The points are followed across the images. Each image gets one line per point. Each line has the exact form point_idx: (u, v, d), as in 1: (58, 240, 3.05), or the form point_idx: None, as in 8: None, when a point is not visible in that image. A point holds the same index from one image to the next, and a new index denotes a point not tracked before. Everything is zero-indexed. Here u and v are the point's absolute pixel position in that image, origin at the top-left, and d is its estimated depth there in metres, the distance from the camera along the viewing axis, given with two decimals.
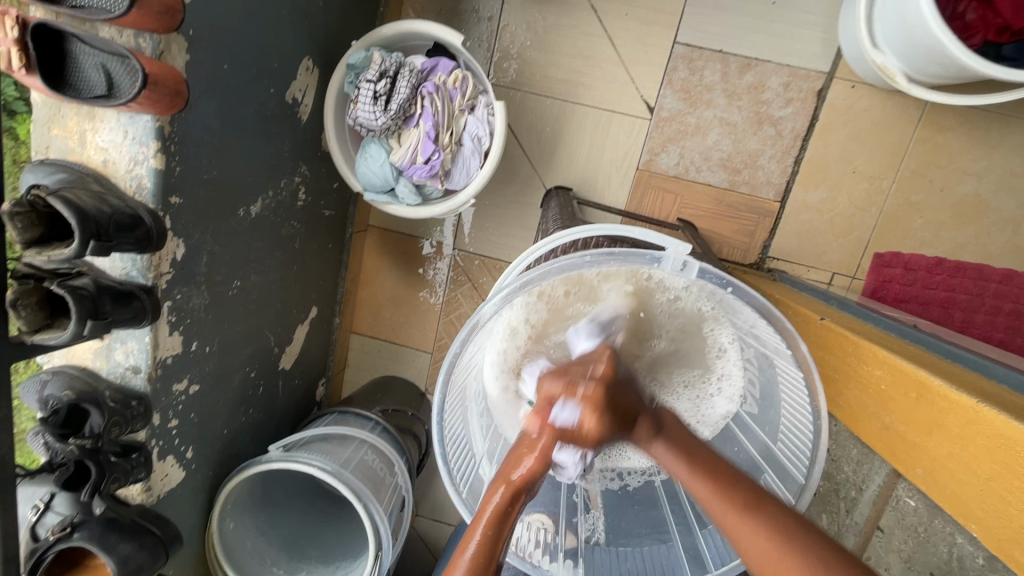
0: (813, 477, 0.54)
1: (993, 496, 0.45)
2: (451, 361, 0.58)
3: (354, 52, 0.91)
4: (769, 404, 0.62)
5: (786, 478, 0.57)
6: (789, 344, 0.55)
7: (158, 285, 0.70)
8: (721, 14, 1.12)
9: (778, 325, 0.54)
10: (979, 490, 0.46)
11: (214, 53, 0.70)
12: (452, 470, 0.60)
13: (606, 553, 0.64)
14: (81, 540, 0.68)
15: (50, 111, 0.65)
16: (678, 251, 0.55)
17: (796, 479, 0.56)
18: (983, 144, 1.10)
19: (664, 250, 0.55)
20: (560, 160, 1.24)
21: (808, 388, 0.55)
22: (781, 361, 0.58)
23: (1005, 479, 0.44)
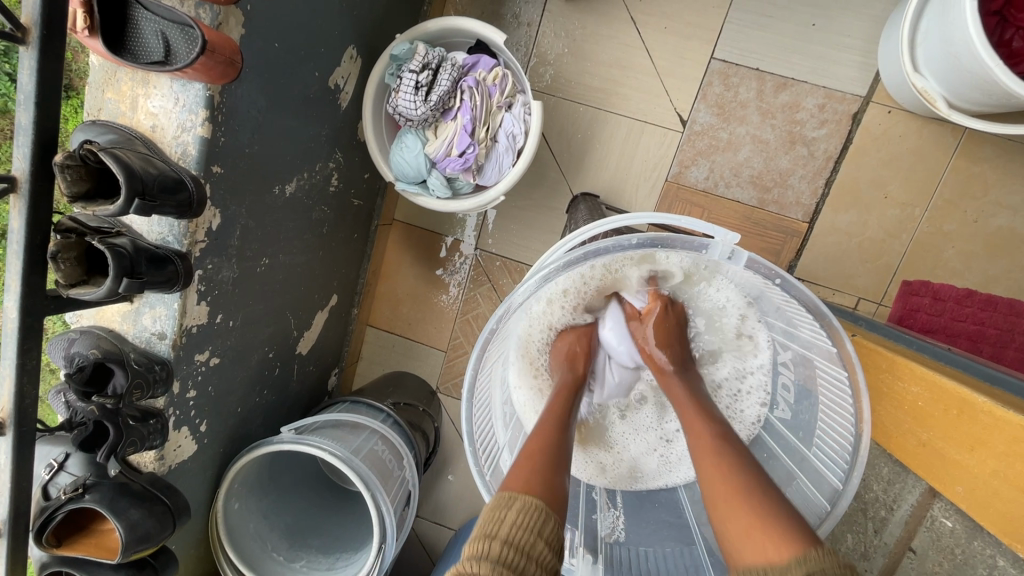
0: (852, 484, 0.61)
1: None
2: (486, 336, 0.65)
3: (399, 43, 0.92)
4: (804, 412, 0.71)
5: (820, 482, 0.66)
6: (836, 341, 0.61)
7: (191, 252, 0.70)
8: (760, 32, 1.13)
9: (823, 320, 0.61)
10: None
11: (268, 31, 0.72)
12: (477, 448, 0.69)
13: (626, 550, 0.72)
14: (91, 502, 0.68)
15: (106, 74, 0.66)
16: (727, 240, 0.60)
17: (832, 484, 0.64)
18: (1020, 178, 1.09)
19: (712, 239, 0.60)
20: (589, 167, 1.24)
21: (853, 389, 0.61)
22: (822, 365, 0.67)
23: None
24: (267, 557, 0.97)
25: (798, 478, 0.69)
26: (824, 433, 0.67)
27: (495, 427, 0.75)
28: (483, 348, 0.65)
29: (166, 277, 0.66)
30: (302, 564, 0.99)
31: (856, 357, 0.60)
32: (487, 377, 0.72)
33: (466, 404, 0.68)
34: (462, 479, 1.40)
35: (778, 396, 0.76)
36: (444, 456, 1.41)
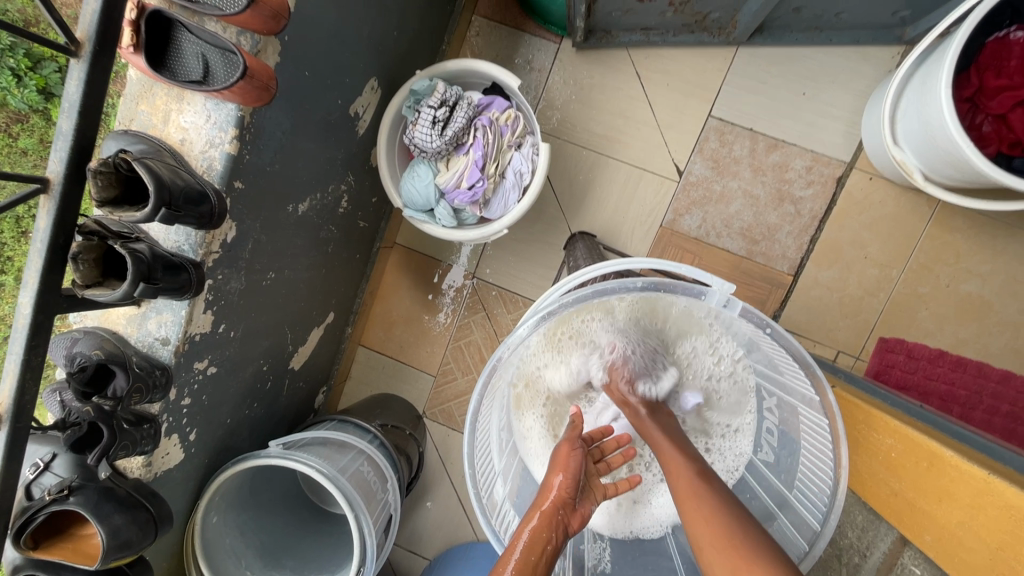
0: (830, 526, 0.63)
1: (1002, 565, 0.50)
2: (492, 366, 0.67)
3: (419, 79, 0.97)
4: (788, 455, 0.74)
5: (800, 523, 0.69)
6: (819, 391, 0.65)
7: (205, 262, 0.72)
8: (754, 96, 1.21)
9: (809, 369, 0.65)
10: (987, 558, 0.51)
11: (301, 61, 0.76)
12: (476, 475, 0.71)
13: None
14: (75, 505, 0.67)
15: (143, 88, 0.70)
16: (724, 289, 0.64)
17: (812, 526, 0.67)
18: (989, 249, 1.16)
19: (710, 287, 0.64)
20: (588, 207, 1.30)
21: (834, 435, 0.64)
22: (806, 411, 0.70)
23: (1014, 549, 0.49)
24: None
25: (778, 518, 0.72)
26: (807, 477, 0.70)
27: (492, 453, 0.76)
28: (486, 384, 0.66)
29: (180, 285, 0.67)
30: None
31: (837, 405, 0.64)
32: (490, 404, 0.74)
33: (468, 432, 0.69)
34: (441, 506, 1.39)
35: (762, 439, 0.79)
36: (425, 482, 1.40)
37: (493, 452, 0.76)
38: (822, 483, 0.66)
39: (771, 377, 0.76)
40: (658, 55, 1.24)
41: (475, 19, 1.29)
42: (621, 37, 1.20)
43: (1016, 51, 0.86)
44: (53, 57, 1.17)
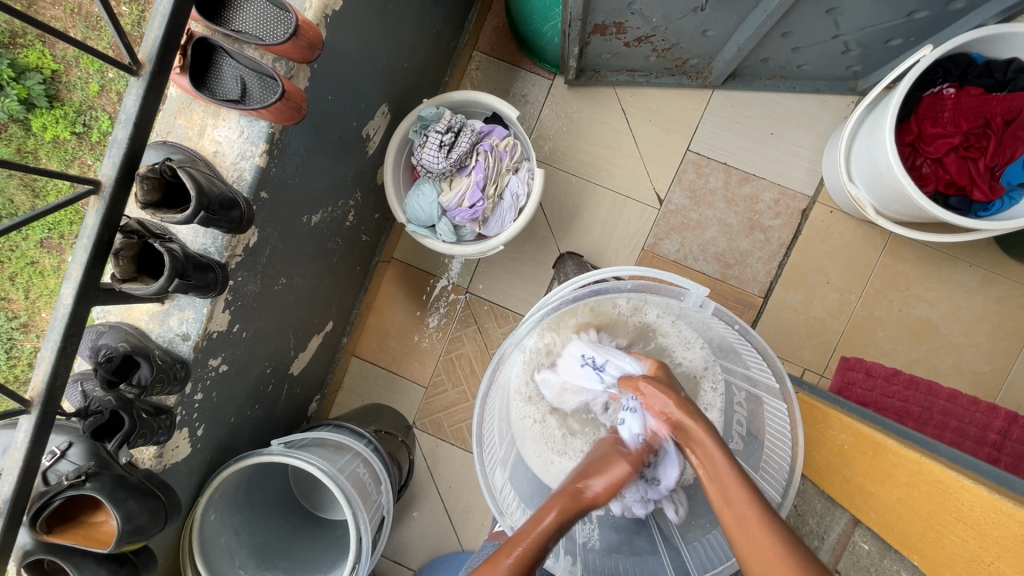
0: (788, 498, 0.74)
1: (931, 530, 0.58)
2: (498, 357, 0.79)
3: (427, 107, 1.06)
4: (753, 440, 0.85)
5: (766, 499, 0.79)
6: (778, 380, 0.76)
7: (229, 263, 0.78)
8: (728, 134, 1.34)
9: (770, 361, 0.76)
10: (919, 526, 0.59)
11: (325, 86, 0.85)
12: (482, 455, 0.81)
13: (598, 556, 0.86)
14: (93, 491, 0.70)
15: (182, 104, 0.77)
16: (699, 293, 0.75)
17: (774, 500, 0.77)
18: (935, 278, 1.29)
19: (688, 290, 0.76)
20: (577, 230, 1.39)
21: (790, 418, 0.75)
22: (769, 400, 0.80)
23: (940, 516, 0.58)
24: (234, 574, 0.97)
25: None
26: (769, 458, 0.81)
27: (493, 440, 0.86)
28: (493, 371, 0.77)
29: (208, 284, 0.73)
30: None
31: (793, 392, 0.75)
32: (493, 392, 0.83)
33: (476, 419, 0.79)
34: (428, 515, 1.43)
35: (732, 429, 0.87)
36: (413, 492, 1.43)
37: (494, 438, 0.86)
38: (782, 460, 0.77)
39: (738, 372, 0.86)
40: (642, 94, 1.36)
41: (475, 54, 1.40)
42: (609, 77, 1.32)
43: (948, 105, 0.99)
44: (37, 67, 1.32)
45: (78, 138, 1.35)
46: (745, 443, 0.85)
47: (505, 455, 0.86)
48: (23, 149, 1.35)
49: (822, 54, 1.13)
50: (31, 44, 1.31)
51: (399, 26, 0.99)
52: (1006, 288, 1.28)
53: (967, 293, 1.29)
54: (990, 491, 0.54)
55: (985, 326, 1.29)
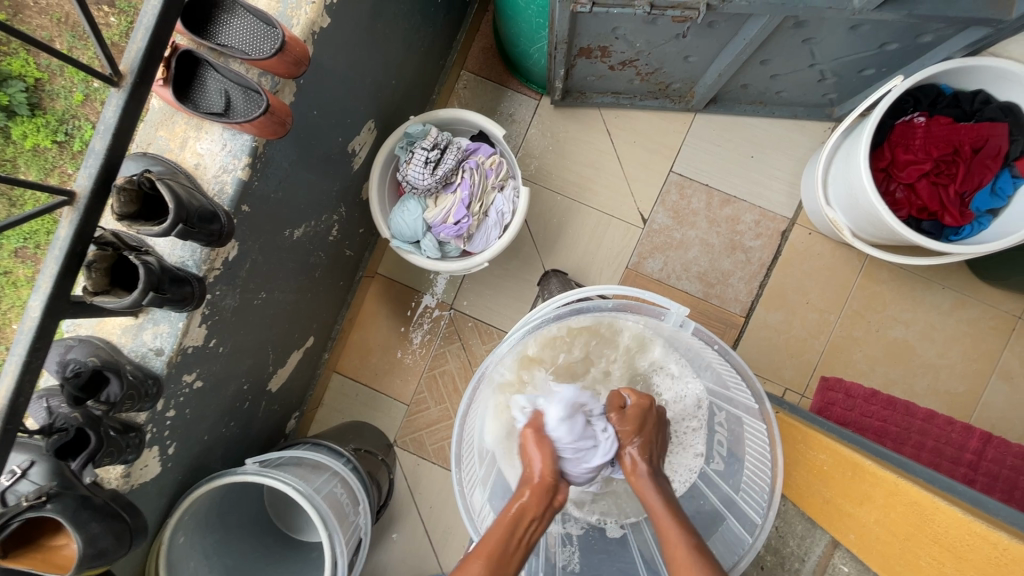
0: (769, 518, 0.74)
1: (911, 553, 0.58)
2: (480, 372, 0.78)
3: (413, 124, 1.07)
4: (733, 460, 0.85)
5: (746, 520, 0.79)
6: (758, 399, 0.77)
7: (207, 277, 0.77)
8: (710, 156, 1.37)
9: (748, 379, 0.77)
10: (899, 549, 0.60)
11: (311, 102, 0.85)
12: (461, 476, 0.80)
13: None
14: (54, 512, 0.67)
15: (164, 116, 0.76)
16: (679, 312, 0.77)
17: (754, 520, 0.77)
18: (911, 300, 1.32)
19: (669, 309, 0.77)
20: (561, 248, 1.40)
21: (770, 438, 0.76)
22: (749, 420, 0.81)
23: (917, 539, 0.58)
24: None
25: (727, 519, 0.82)
26: (749, 478, 0.81)
27: (474, 459, 0.85)
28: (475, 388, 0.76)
29: (184, 297, 0.72)
30: None
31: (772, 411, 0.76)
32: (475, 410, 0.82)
33: (455, 439, 0.79)
34: (408, 537, 1.39)
35: (713, 450, 0.88)
36: (392, 512, 1.40)
37: (475, 458, 0.85)
38: (762, 481, 0.77)
39: (719, 393, 0.87)
40: (626, 116, 1.39)
41: (463, 73, 1.41)
42: (594, 98, 1.34)
43: (919, 133, 1.03)
44: (20, 76, 1.30)
45: (59, 147, 1.33)
46: (725, 463, 0.86)
47: (485, 475, 0.86)
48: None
49: (800, 82, 1.17)
50: (14, 53, 1.30)
51: (386, 44, 1.00)
52: (978, 310, 1.31)
53: (941, 314, 1.32)
54: (965, 514, 0.55)
55: (958, 347, 1.31)
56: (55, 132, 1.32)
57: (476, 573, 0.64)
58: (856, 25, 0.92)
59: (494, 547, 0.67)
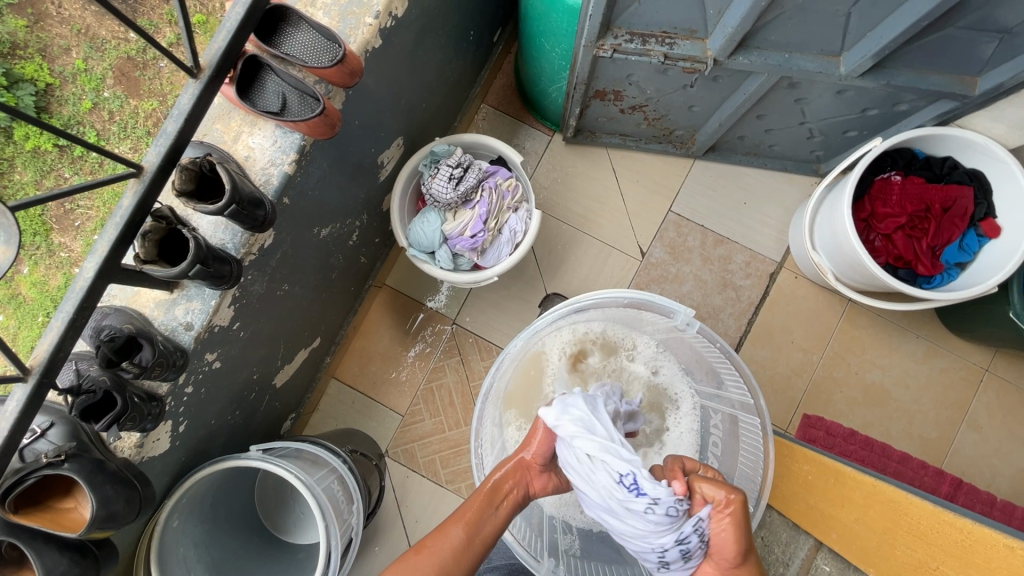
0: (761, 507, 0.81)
1: (885, 544, 0.67)
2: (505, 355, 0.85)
3: (440, 143, 1.16)
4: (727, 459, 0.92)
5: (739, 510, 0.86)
6: (753, 397, 0.84)
7: (244, 260, 0.82)
8: (706, 199, 1.48)
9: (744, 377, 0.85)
10: (874, 542, 0.69)
11: (354, 112, 0.93)
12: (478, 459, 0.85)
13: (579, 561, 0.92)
14: (70, 471, 0.69)
15: (222, 111, 0.83)
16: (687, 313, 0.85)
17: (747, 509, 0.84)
18: (888, 347, 1.41)
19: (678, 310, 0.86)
20: (563, 274, 1.47)
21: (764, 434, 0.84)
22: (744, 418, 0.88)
23: (890, 531, 0.67)
24: None
25: None
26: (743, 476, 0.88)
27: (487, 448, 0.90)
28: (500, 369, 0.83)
29: (223, 276, 0.77)
30: None
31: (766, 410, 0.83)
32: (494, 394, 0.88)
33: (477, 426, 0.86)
34: (391, 550, 1.38)
35: (708, 449, 0.94)
36: (378, 523, 1.40)
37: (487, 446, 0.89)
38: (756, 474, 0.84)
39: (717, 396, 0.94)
40: (632, 156, 1.50)
41: (483, 106, 1.52)
42: (604, 138, 1.45)
43: (895, 190, 1.14)
44: (32, 79, 1.42)
45: (60, 150, 1.43)
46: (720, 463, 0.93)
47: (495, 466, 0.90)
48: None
49: (790, 138, 1.29)
50: (30, 58, 1.42)
51: (422, 71, 1.09)
52: (950, 360, 1.40)
53: (916, 362, 1.40)
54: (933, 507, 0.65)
55: (932, 394, 1.39)
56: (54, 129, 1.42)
57: (455, 538, 0.70)
58: (841, 90, 1.05)
59: (471, 514, 0.73)
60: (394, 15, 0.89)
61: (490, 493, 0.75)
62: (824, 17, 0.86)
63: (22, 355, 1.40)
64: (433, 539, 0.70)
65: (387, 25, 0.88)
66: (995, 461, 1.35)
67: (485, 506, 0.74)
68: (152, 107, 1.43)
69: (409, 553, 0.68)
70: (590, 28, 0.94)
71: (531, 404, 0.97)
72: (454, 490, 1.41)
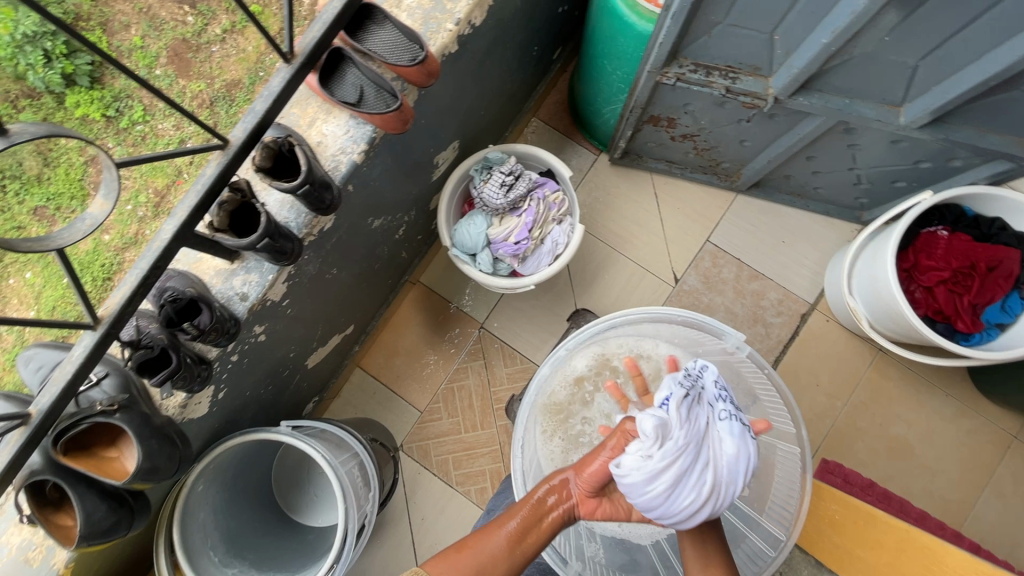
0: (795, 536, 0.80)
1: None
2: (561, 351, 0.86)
3: (495, 151, 1.20)
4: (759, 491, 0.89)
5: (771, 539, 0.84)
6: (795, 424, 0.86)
7: (304, 239, 0.85)
8: (744, 234, 1.49)
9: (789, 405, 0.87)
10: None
11: (422, 111, 0.96)
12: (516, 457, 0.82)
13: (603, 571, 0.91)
14: (121, 422, 0.72)
15: (301, 97, 0.87)
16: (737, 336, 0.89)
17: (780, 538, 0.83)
18: (915, 402, 1.39)
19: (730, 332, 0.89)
20: (595, 291, 1.49)
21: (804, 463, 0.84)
22: (782, 445, 0.88)
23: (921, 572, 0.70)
24: (204, 555, 0.94)
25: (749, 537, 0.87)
26: (778, 508, 0.85)
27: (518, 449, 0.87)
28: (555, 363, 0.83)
29: (285, 252, 0.80)
30: (233, 572, 0.97)
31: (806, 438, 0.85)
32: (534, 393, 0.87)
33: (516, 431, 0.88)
34: (396, 543, 1.39)
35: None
36: (385, 515, 1.41)
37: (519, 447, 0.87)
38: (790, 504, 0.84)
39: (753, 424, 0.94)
40: (675, 184, 1.52)
41: (534, 120, 1.56)
42: (649, 163, 1.47)
43: (941, 245, 1.14)
44: (88, 50, 1.49)
45: (109, 120, 1.49)
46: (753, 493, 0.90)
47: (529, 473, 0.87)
48: (51, 119, 1.50)
49: (837, 182, 1.30)
50: (91, 31, 1.50)
51: (487, 79, 1.13)
52: (979, 423, 1.38)
53: (943, 421, 1.38)
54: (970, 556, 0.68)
55: (956, 455, 1.37)
56: (105, 99, 1.49)
57: (497, 543, 0.72)
58: (897, 140, 1.06)
59: (516, 525, 0.74)
60: (472, 23, 0.92)
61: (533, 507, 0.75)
62: (890, 67, 0.88)
63: (44, 313, 1.44)
64: (477, 540, 0.73)
65: (464, 32, 0.92)
66: (1017, 531, 1.32)
67: (531, 517, 0.75)
68: (198, 89, 1.49)
69: (453, 549, 0.72)
70: (657, 55, 0.97)
71: (560, 415, 0.95)
72: (464, 492, 1.42)
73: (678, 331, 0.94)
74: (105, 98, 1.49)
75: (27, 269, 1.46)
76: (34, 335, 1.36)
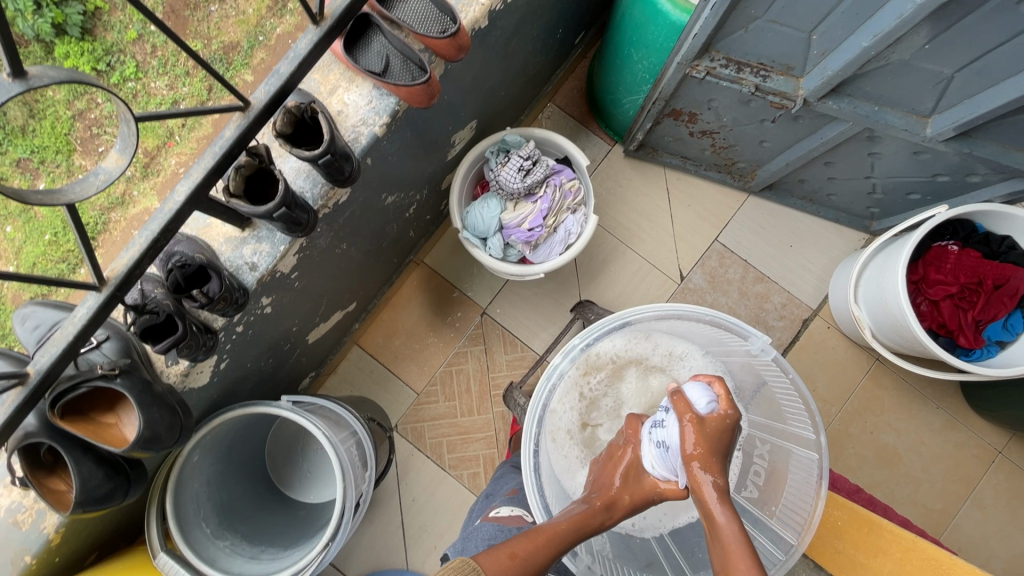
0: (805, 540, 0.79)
1: None
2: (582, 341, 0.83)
3: (512, 133, 1.17)
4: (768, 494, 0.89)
5: (780, 542, 0.83)
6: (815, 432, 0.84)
7: (319, 212, 0.82)
8: (753, 235, 1.48)
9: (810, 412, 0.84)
10: None
11: (446, 88, 0.93)
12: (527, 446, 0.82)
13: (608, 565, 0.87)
14: (122, 387, 0.69)
15: (324, 63, 0.84)
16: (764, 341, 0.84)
17: (789, 542, 0.81)
18: (908, 412, 1.41)
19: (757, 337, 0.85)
20: (600, 283, 1.48)
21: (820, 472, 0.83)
22: (799, 450, 0.87)
23: None
24: (197, 526, 0.93)
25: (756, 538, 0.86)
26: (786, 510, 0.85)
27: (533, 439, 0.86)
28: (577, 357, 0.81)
29: (300, 223, 0.77)
30: (225, 544, 0.96)
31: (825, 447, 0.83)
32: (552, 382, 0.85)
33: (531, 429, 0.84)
34: (386, 522, 1.40)
35: (748, 478, 0.92)
36: (377, 493, 1.40)
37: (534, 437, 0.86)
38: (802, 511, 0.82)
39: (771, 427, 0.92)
40: (688, 180, 1.50)
41: (550, 105, 1.53)
42: (664, 158, 1.46)
43: (950, 259, 1.14)
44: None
45: (98, 73, 1.43)
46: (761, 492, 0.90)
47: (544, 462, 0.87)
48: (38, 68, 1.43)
49: (851, 190, 1.30)
50: None
51: (510, 59, 1.10)
52: (966, 436, 1.40)
53: (932, 432, 1.41)
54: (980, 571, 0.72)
55: (942, 466, 1.40)
56: (99, 53, 1.43)
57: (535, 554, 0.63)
58: (918, 152, 1.05)
59: (550, 536, 0.66)
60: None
61: (574, 527, 0.69)
62: (925, 76, 0.87)
63: (24, 268, 1.40)
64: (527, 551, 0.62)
65: (496, 8, 0.89)
66: (992, 542, 1.36)
67: (563, 535, 0.67)
68: (195, 48, 1.44)
69: (502, 556, 0.61)
70: (689, 47, 0.95)
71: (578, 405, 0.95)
72: (456, 475, 1.42)
73: (704, 329, 0.91)
74: (100, 53, 1.43)
75: (9, 222, 1.40)
76: (13, 292, 1.33)
